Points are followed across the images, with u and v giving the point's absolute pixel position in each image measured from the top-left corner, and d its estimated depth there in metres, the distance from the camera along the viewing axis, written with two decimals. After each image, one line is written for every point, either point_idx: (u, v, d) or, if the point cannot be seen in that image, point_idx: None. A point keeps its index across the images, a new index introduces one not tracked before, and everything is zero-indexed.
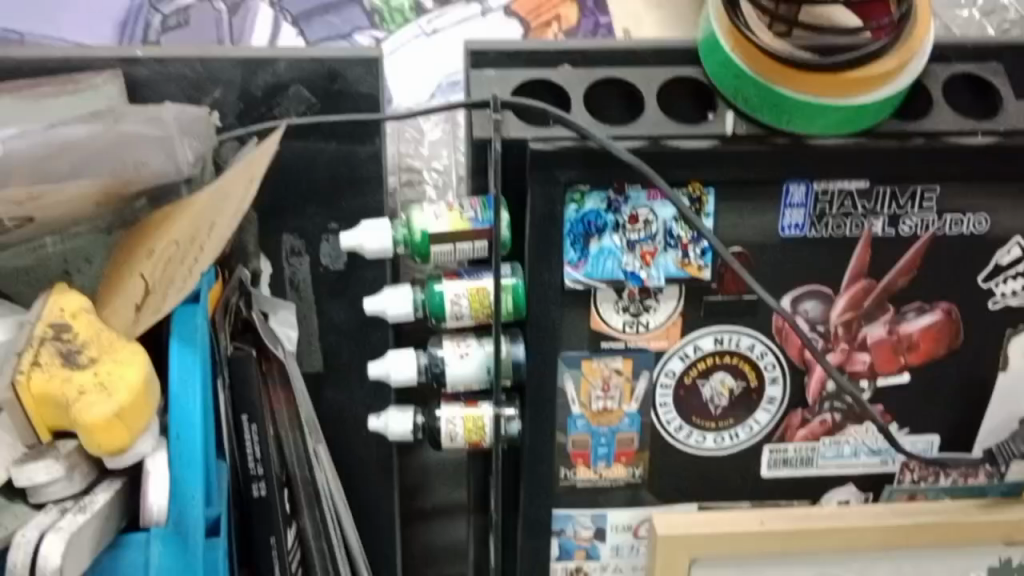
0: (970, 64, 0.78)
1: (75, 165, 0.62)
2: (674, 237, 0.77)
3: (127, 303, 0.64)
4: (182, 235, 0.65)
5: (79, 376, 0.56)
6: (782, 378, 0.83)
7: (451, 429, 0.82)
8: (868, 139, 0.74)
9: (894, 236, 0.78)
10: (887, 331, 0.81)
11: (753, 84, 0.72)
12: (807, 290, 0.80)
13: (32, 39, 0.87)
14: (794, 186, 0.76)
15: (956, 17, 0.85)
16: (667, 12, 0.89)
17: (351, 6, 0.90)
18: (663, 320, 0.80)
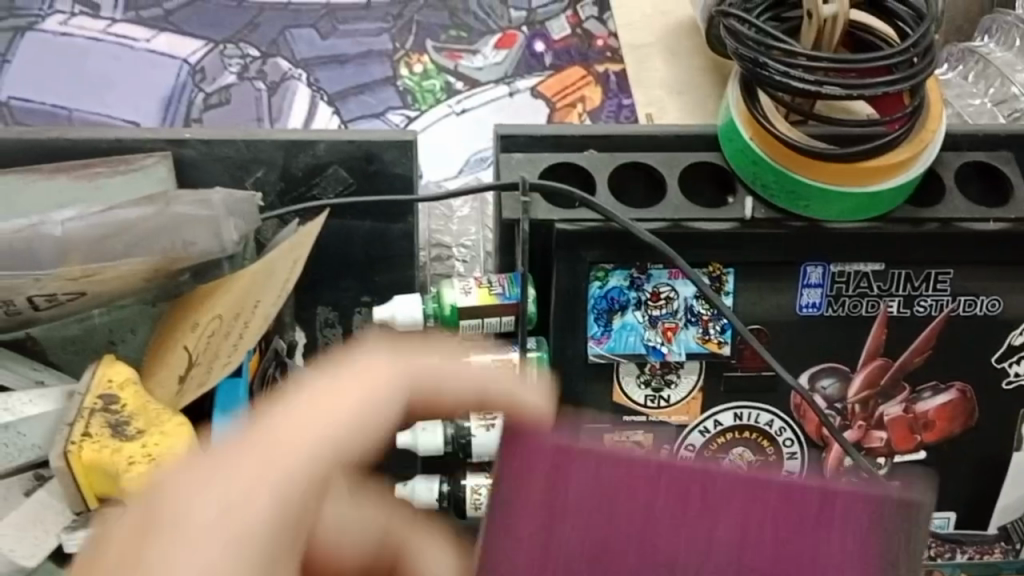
0: (981, 153, 0.81)
1: (127, 245, 0.68)
2: (695, 314, 0.79)
3: (171, 374, 0.68)
4: (228, 310, 0.69)
5: (129, 447, 0.59)
6: (800, 453, 0.85)
7: (476, 499, 0.83)
8: (883, 225, 0.77)
9: (908, 317, 0.81)
10: (904, 409, 0.83)
11: (771, 170, 0.75)
12: (824, 367, 0.82)
13: (80, 116, 0.89)
14: (811, 268, 0.78)
15: (968, 105, 0.90)
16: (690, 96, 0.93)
17: (386, 87, 0.94)
18: (683, 395, 0.82)
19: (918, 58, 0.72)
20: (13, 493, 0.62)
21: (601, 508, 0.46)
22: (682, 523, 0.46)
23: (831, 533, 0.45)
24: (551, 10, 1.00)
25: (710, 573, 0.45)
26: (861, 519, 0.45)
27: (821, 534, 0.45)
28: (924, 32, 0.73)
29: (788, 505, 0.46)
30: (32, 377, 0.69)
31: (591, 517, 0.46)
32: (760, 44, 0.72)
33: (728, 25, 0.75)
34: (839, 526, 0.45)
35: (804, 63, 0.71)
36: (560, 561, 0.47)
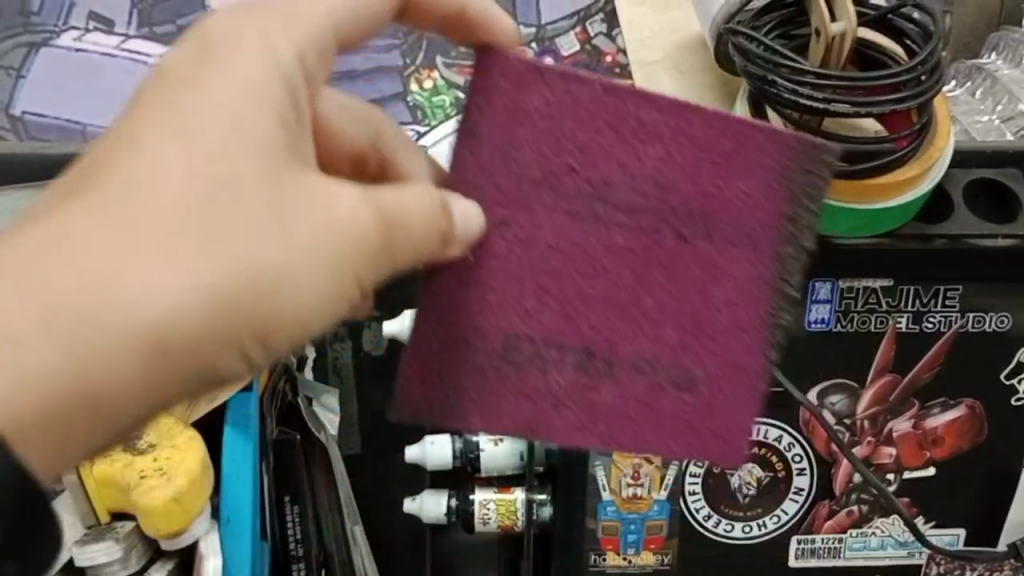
0: (989, 170, 0.82)
1: None
2: None
3: None
4: None
5: (140, 462, 0.60)
6: (809, 470, 0.84)
7: (484, 513, 0.87)
8: (892, 241, 0.77)
9: (918, 333, 0.80)
10: (913, 425, 0.84)
11: None
12: (832, 384, 0.82)
13: (94, 130, 0.89)
14: (819, 284, 0.78)
15: (975, 122, 0.90)
16: None
17: (396, 102, 0.94)
18: None
19: (926, 76, 0.72)
20: None
21: (551, 113, 0.51)
22: (621, 143, 0.51)
23: (743, 186, 0.52)
24: (559, 27, 1.00)
25: (638, 187, 0.52)
26: (768, 155, 0.52)
27: (735, 167, 0.52)
28: (932, 50, 0.73)
29: (710, 181, 0.52)
30: None
31: (535, 129, 0.51)
32: (768, 62, 0.73)
33: (736, 43, 0.76)
34: (749, 203, 0.52)
35: (813, 80, 0.71)
36: (508, 185, 0.52)
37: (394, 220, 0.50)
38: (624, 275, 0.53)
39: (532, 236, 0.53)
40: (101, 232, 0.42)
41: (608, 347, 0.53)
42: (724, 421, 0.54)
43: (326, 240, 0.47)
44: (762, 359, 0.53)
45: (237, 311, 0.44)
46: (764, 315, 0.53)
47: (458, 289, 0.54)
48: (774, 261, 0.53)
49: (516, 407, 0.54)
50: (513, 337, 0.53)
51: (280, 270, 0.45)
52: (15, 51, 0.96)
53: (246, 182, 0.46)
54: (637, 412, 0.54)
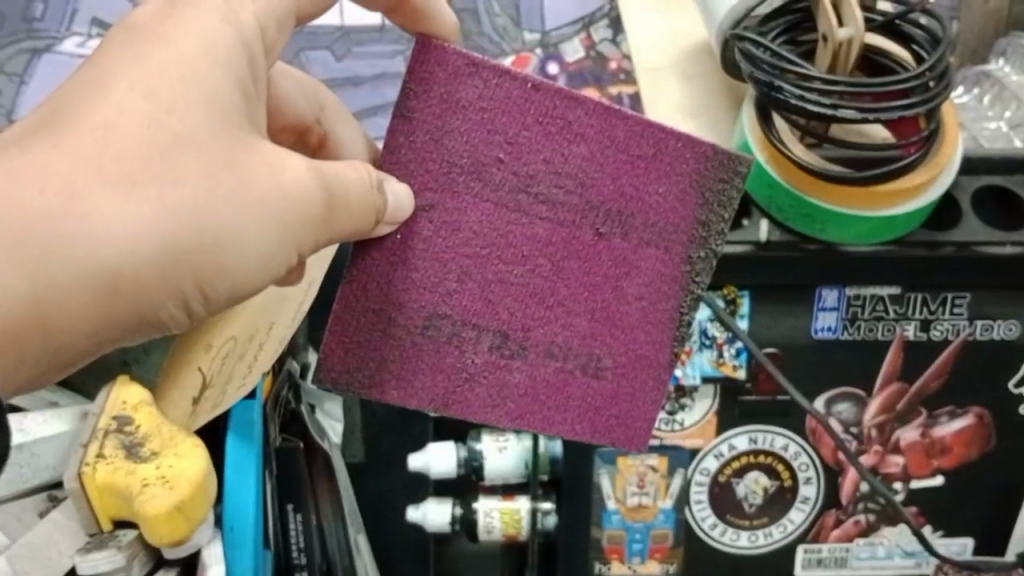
0: (998, 176, 0.81)
1: None
2: (709, 337, 0.79)
3: (184, 396, 0.67)
4: (242, 332, 0.69)
5: (143, 470, 0.59)
6: (816, 479, 0.84)
7: (489, 522, 0.86)
8: (899, 248, 0.76)
9: (925, 341, 0.80)
10: (920, 434, 0.83)
11: (786, 194, 0.75)
12: (840, 392, 0.81)
13: None
14: (827, 291, 0.78)
15: (984, 128, 0.90)
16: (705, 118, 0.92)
17: None
18: (698, 419, 0.81)
19: (933, 82, 0.72)
20: (28, 515, 0.63)
21: (488, 109, 0.57)
22: (546, 137, 0.58)
23: (661, 191, 0.60)
24: (564, 33, 1.00)
25: (561, 184, 0.59)
26: (688, 165, 0.60)
27: (653, 171, 0.59)
28: (940, 57, 0.73)
29: (626, 181, 0.59)
30: (46, 399, 0.69)
31: (470, 118, 0.57)
32: (775, 68, 0.72)
33: (743, 49, 0.75)
34: (667, 205, 0.60)
35: (820, 87, 0.71)
36: (442, 173, 0.58)
37: (340, 195, 0.56)
38: (543, 266, 0.59)
39: (456, 222, 0.59)
40: (73, 176, 0.51)
41: (524, 333, 0.60)
42: (627, 407, 0.62)
43: (273, 209, 0.55)
44: (668, 354, 0.62)
45: (186, 260, 0.53)
46: (671, 306, 0.61)
47: (388, 268, 0.59)
48: (686, 263, 0.61)
49: (433, 379, 0.60)
50: (438, 314, 0.59)
51: (228, 232, 0.54)
52: (18, 57, 0.96)
53: (201, 143, 0.53)
54: (550, 393, 0.61)
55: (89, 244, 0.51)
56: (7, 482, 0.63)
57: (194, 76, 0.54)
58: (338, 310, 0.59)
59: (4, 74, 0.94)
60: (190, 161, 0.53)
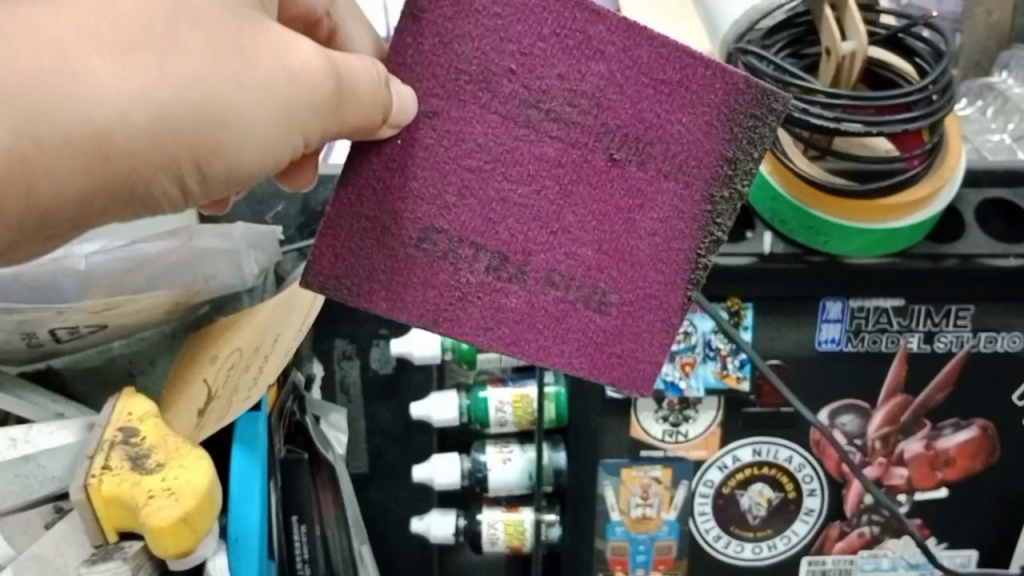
0: (1001, 189, 0.81)
1: (150, 278, 0.71)
2: (714, 348, 0.79)
3: (189, 407, 0.68)
4: (246, 345, 0.71)
5: (148, 481, 0.59)
6: (820, 491, 0.84)
7: (492, 533, 0.86)
8: (903, 260, 0.77)
9: (930, 353, 0.80)
10: (924, 447, 0.83)
11: (790, 207, 0.75)
12: (844, 404, 0.81)
13: None
14: (831, 303, 0.78)
15: (987, 141, 0.90)
16: None
17: None
18: (702, 430, 0.81)
19: (937, 95, 0.72)
20: (34, 525, 0.64)
21: (501, 15, 0.53)
22: (564, 49, 0.54)
23: (683, 119, 0.55)
24: None
25: (574, 103, 0.54)
26: (715, 97, 0.55)
27: (677, 98, 0.55)
28: (944, 70, 0.73)
29: (648, 99, 0.55)
30: (52, 410, 0.69)
31: (484, 24, 0.53)
32: (779, 80, 0.73)
33: (746, 62, 0.76)
34: (690, 135, 0.56)
35: (823, 100, 0.71)
36: (448, 82, 0.54)
37: (349, 89, 0.53)
38: (552, 189, 0.55)
39: (461, 132, 0.54)
40: (64, 38, 0.47)
41: (529, 260, 0.56)
42: (633, 349, 0.57)
43: (274, 95, 0.51)
44: (681, 297, 0.58)
45: (182, 132, 0.50)
46: (683, 249, 0.57)
47: (390, 174, 0.55)
48: (707, 202, 0.57)
49: (427, 294, 0.56)
50: (439, 229, 0.55)
51: (228, 108, 0.50)
52: None
53: (200, 12, 0.50)
54: (551, 325, 0.56)
55: (77, 110, 0.47)
56: (14, 494, 0.64)
57: None
58: (333, 211, 0.55)
59: None
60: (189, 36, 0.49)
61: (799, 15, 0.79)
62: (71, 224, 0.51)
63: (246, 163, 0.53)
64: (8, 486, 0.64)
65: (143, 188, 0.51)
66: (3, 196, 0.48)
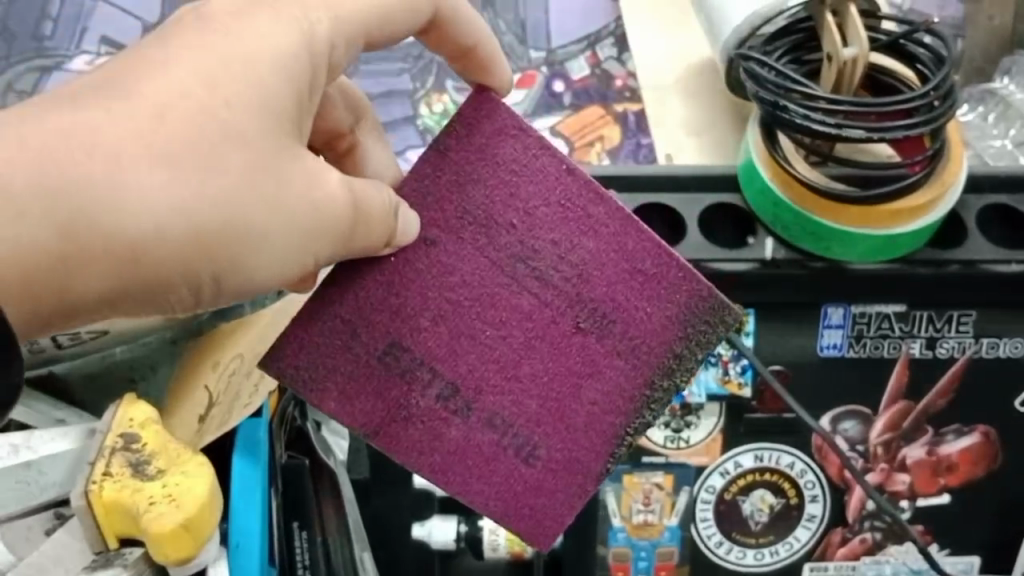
0: (1004, 195, 0.81)
1: None
2: (714, 354, 0.79)
3: (192, 412, 0.69)
4: (248, 349, 0.72)
5: (149, 488, 0.59)
6: (823, 497, 0.84)
7: (494, 539, 0.86)
8: (905, 266, 0.76)
9: (931, 358, 0.80)
10: (926, 453, 0.83)
11: (791, 212, 0.75)
12: (846, 410, 0.81)
13: None
14: (832, 308, 0.78)
15: (988, 147, 0.91)
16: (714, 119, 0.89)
17: (406, 126, 0.95)
18: (704, 436, 0.81)
19: (939, 101, 0.72)
20: (35, 535, 0.64)
21: (516, 171, 0.57)
22: (562, 218, 0.58)
23: (645, 307, 0.59)
24: (570, 51, 1.00)
25: (552, 263, 0.58)
26: (681, 299, 0.59)
27: (647, 290, 0.58)
28: (945, 76, 0.73)
29: (628, 265, 0.58)
30: (53, 416, 0.69)
31: (499, 176, 0.57)
32: (779, 87, 0.73)
33: (748, 68, 0.76)
34: (649, 321, 0.59)
35: (824, 106, 0.71)
36: (451, 216, 0.58)
37: (364, 213, 0.57)
38: (516, 346, 0.58)
39: (451, 265, 0.58)
40: (119, 146, 0.53)
41: (479, 406, 0.59)
42: (544, 502, 0.60)
43: (292, 226, 0.57)
44: (601, 466, 0.61)
45: (205, 248, 0.55)
46: (614, 424, 0.60)
47: (382, 293, 0.58)
48: (646, 388, 0.60)
49: (377, 405, 0.59)
50: (411, 355, 0.58)
51: (251, 230, 0.56)
52: (27, 73, 0.97)
53: (244, 137, 0.55)
54: (479, 460, 0.59)
55: (118, 211, 0.52)
56: (14, 501, 0.64)
57: (254, 79, 0.56)
58: (312, 307, 0.58)
59: (15, 92, 0.95)
60: (232, 158, 0.55)
61: (802, 20, 0.79)
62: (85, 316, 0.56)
63: (260, 281, 0.58)
64: (8, 492, 0.64)
65: (159, 296, 0.56)
66: (42, 291, 0.53)
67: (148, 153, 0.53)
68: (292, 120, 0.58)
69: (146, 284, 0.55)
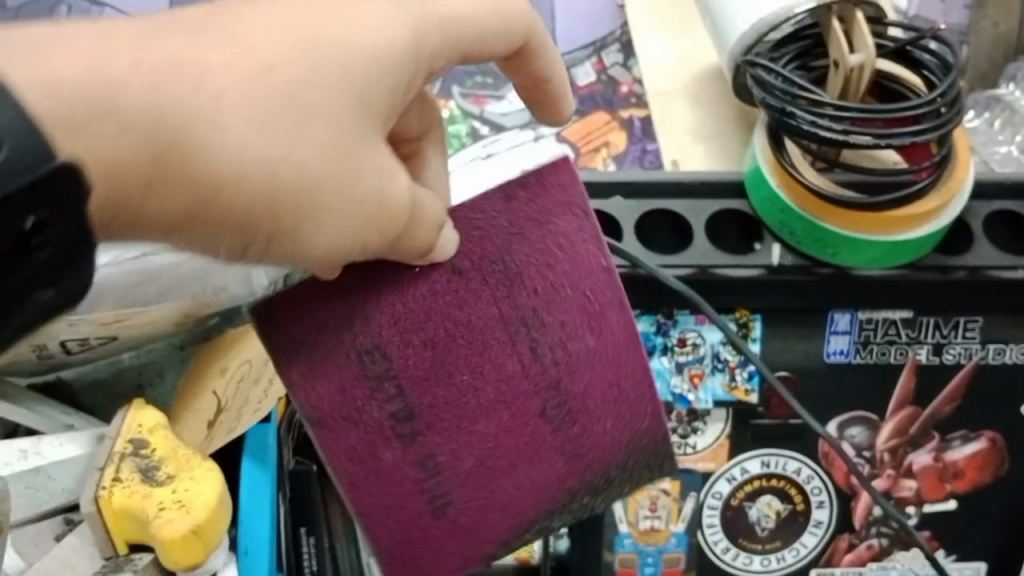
0: (1010, 201, 0.81)
1: (160, 290, 0.70)
2: (721, 360, 0.79)
3: (199, 420, 0.68)
4: (257, 356, 0.71)
5: (158, 493, 0.60)
6: (829, 503, 0.84)
7: None
8: (912, 272, 0.77)
9: (938, 364, 0.80)
10: (933, 458, 0.83)
11: (798, 219, 0.76)
12: (852, 416, 0.81)
13: None
14: (839, 314, 0.78)
15: (994, 153, 0.91)
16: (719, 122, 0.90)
17: None
18: (711, 442, 0.81)
19: (945, 108, 0.73)
20: (44, 537, 0.65)
21: (561, 249, 0.56)
22: (579, 309, 0.57)
23: (608, 422, 0.59)
24: (576, 57, 1.00)
25: (539, 339, 0.57)
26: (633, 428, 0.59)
27: (615, 407, 0.58)
28: (952, 83, 0.73)
29: (613, 375, 0.58)
30: (62, 421, 0.70)
31: (545, 242, 0.56)
32: (787, 93, 0.73)
33: (755, 74, 0.76)
34: (607, 439, 0.59)
35: (831, 113, 0.71)
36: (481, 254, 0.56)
37: (419, 212, 0.54)
38: (483, 402, 0.57)
39: (460, 300, 0.56)
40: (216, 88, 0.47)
41: (423, 443, 0.57)
42: (418, 550, 0.58)
43: (357, 210, 0.52)
44: (487, 549, 0.59)
45: (272, 211, 0.50)
46: (526, 514, 0.59)
47: (392, 302, 0.56)
48: (568, 493, 0.59)
49: (334, 398, 0.56)
50: (386, 370, 0.56)
51: (319, 210, 0.52)
52: None
53: (332, 114, 0.51)
54: (395, 488, 0.57)
55: (207, 152, 0.47)
56: (25, 506, 0.65)
57: (346, 56, 0.52)
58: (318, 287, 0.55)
59: None
60: (315, 134, 0.51)
61: (807, 27, 0.79)
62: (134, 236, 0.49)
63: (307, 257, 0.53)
64: (19, 498, 0.64)
65: (208, 238, 0.51)
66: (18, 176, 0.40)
67: (239, 99, 0.48)
68: (380, 113, 0.54)
69: (202, 221, 0.49)
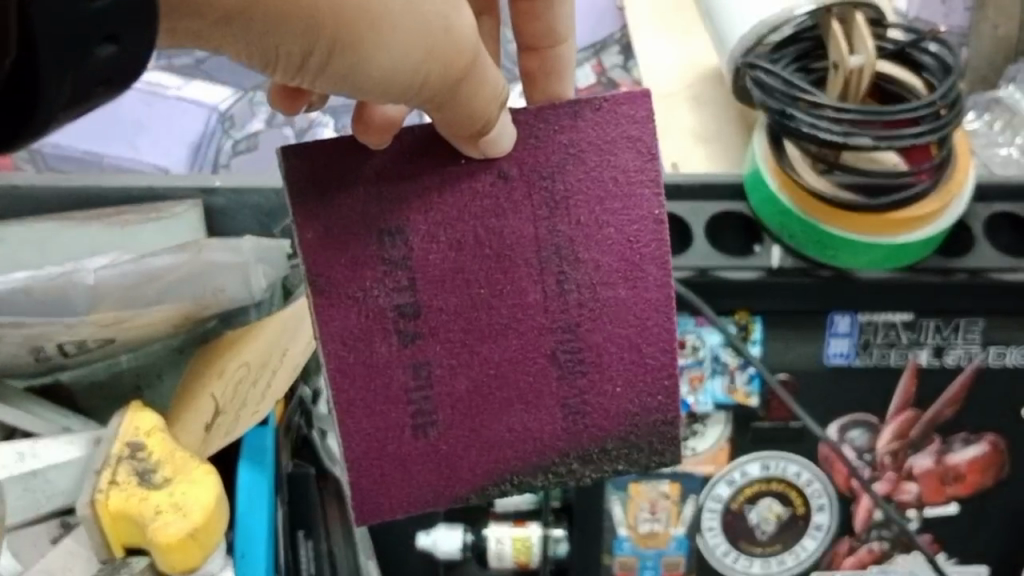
0: (1010, 203, 0.80)
1: (160, 292, 0.71)
2: (721, 362, 0.78)
3: (197, 423, 0.69)
4: (255, 358, 0.71)
5: (155, 496, 0.60)
6: (830, 506, 0.83)
7: (499, 549, 0.85)
8: (912, 274, 0.76)
9: (939, 367, 0.79)
10: (934, 461, 0.82)
11: (798, 220, 0.75)
12: (852, 419, 0.81)
13: (112, 162, 0.90)
14: (839, 317, 0.77)
15: (995, 155, 0.91)
16: (719, 124, 0.89)
17: None
18: (711, 445, 0.81)
19: (945, 110, 0.72)
20: (41, 540, 0.65)
21: (615, 190, 0.55)
22: (619, 256, 0.55)
23: (617, 385, 0.56)
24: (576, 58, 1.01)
25: (567, 271, 0.55)
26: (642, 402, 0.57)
27: (635, 365, 0.56)
28: (951, 84, 0.73)
29: (636, 336, 0.56)
30: (60, 423, 0.69)
31: (599, 177, 0.55)
32: (786, 96, 0.73)
33: (754, 77, 0.76)
34: (613, 402, 0.57)
35: (831, 115, 0.71)
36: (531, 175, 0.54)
37: (477, 74, 0.50)
38: (495, 322, 0.55)
39: (494, 218, 0.54)
40: None
41: (421, 347, 0.55)
42: (393, 472, 0.56)
43: (426, 34, 0.47)
44: (463, 490, 0.57)
45: (335, 11, 0.44)
46: (509, 462, 0.57)
47: (425, 204, 0.54)
48: (559, 453, 0.57)
49: (339, 262, 0.53)
50: (405, 256, 0.54)
51: (383, 28, 0.46)
52: None
53: None
54: (380, 388, 0.55)
55: None
56: (22, 508, 0.64)
57: None
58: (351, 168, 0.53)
59: None
60: None
61: (808, 29, 0.79)
62: (188, 38, 0.42)
63: (367, 76, 0.47)
64: (17, 501, 0.64)
65: (269, 38, 0.44)
66: None
67: None
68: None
69: (267, 15, 0.43)
